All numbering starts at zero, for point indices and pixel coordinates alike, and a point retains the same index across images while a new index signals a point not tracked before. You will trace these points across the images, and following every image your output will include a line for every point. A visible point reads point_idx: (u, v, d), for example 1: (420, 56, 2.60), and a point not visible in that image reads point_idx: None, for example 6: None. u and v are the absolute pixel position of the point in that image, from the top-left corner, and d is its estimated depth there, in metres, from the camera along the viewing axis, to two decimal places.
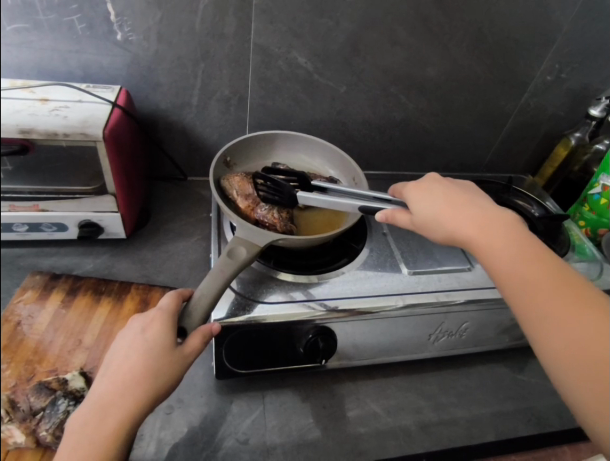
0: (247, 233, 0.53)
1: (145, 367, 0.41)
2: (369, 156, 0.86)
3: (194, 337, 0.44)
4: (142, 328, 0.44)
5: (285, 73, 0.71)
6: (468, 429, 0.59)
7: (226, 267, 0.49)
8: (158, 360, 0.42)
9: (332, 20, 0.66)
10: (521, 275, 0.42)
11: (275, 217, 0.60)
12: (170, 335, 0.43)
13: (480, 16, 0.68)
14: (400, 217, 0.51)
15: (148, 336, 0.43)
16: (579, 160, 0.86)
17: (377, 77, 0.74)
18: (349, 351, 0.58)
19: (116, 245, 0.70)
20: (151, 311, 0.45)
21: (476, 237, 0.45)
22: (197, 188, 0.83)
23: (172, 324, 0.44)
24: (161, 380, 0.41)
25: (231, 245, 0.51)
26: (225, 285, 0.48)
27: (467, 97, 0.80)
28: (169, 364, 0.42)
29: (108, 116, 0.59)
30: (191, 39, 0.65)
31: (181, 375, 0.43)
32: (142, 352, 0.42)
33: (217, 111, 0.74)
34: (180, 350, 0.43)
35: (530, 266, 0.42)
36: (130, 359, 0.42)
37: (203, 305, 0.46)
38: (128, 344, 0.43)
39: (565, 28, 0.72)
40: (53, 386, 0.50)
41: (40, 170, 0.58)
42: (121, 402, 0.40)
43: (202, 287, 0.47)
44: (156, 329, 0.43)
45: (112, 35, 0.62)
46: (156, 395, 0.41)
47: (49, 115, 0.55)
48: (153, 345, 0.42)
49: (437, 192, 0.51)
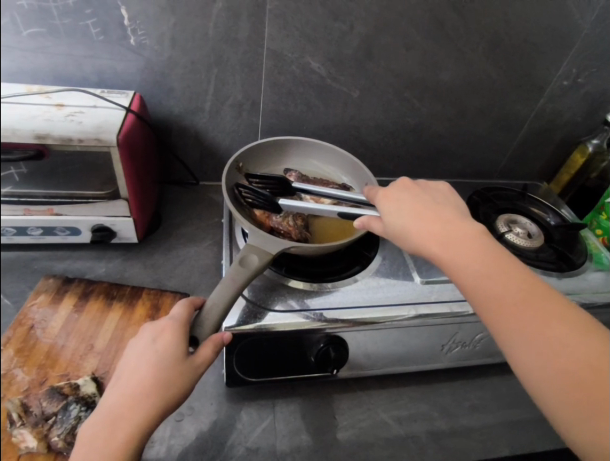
0: (259, 241, 0.53)
1: (155, 379, 0.41)
2: (381, 162, 0.85)
3: (206, 347, 0.44)
4: (153, 337, 0.43)
5: (298, 78, 0.70)
6: (481, 442, 0.58)
7: (238, 276, 0.48)
8: (168, 371, 0.41)
9: (346, 24, 0.65)
10: (497, 293, 0.41)
11: (291, 225, 0.60)
12: (181, 345, 0.43)
13: (496, 20, 0.68)
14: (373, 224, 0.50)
15: (158, 346, 0.43)
16: (598, 166, 0.84)
17: (391, 82, 0.73)
18: (360, 360, 0.58)
19: (128, 249, 0.70)
20: (162, 319, 0.45)
21: (448, 252, 0.44)
22: (208, 193, 0.83)
23: (183, 334, 0.44)
24: (171, 391, 0.41)
25: (244, 253, 0.51)
26: (237, 294, 0.47)
27: (481, 102, 0.78)
28: (180, 375, 0.42)
29: (122, 121, 0.59)
30: (204, 45, 0.65)
31: (191, 386, 0.43)
32: (152, 363, 0.42)
33: (229, 116, 0.74)
34: (191, 361, 0.43)
35: (497, 274, 0.42)
36: (140, 370, 0.42)
37: (215, 317, 0.45)
38: (138, 354, 0.42)
39: (583, 33, 0.71)
40: (65, 391, 0.50)
41: (56, 174, 0.57)
42: (130, 414, 0.40)
43: (214, 297, 0.47)
44: (167, 339, 0.43)
45: (127, 40, 0.62)
46: (166, 407, 0.41)
47: (64, 120, 0.55)
48: (163, 356, 0.42)
49: (401, 199, 0.49)
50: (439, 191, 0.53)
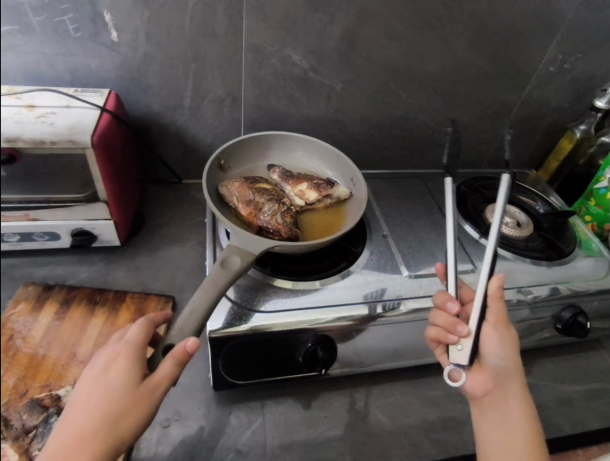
0: (242, 242, 0.51)
1: (107, 410, 0.39)
2: (368, 155, 0.84)
3: (164, 365, 0.41)
4: (105, 364, 0.42)
5: (279, 72, 0.69)
6: (474, 435, 0.57)
7: (219, 278, 0.47)
8: (120, 398, 0.40)
9: (327, 15, 0.63)
10: (500, 385, 0.48)
11: (279, 223, 0.58)
12: (135, 372, 0.41)
13: (481, 7, 0.66)
14: (489, 307, 0.48)
15: (110, 374, 0.41)
16: (585, 152, 0.83)
17: (375, 72, 0.71)
18: (350, 357, 0.57)
19: (111, 252, 0.68)
20: (117, 345, 0.43)
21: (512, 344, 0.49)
22: (192, 192, 0.81)
23: (135, 359, 0.42)
24: (125, 420, 0.39)
25: (225, 254, 0.49)
26: (218, 297, 0.46)
27: (467, 91, 0.77)
28: (135, 402, 0.40)
29: (96, 122, 0.58)
30: (181, 39, 0.63)
31: (150, 411, 0.41)
32: (104, 392, 0.40)
33: (210, 112, 0.72)
34: (146, 386, 0.41)
35: (510, 372, 0.48)
36: (92, 401, 0.40)
37: (195, 320, 0.44)
38: (91, 383, 0.41)
39: (568, 18, 0.70)
40: (46, 403, 0.49)
41: (34, 177, 0.55)
42: (81, 450, 0.38)
43: (196, 300, 0.46)
44: (119, 366, 0.41)
45: (99, 36, 0.60)
46: (123, 436, 0.39)
47: (35, 122, 0.53)
48: (116, 383, 0.40)
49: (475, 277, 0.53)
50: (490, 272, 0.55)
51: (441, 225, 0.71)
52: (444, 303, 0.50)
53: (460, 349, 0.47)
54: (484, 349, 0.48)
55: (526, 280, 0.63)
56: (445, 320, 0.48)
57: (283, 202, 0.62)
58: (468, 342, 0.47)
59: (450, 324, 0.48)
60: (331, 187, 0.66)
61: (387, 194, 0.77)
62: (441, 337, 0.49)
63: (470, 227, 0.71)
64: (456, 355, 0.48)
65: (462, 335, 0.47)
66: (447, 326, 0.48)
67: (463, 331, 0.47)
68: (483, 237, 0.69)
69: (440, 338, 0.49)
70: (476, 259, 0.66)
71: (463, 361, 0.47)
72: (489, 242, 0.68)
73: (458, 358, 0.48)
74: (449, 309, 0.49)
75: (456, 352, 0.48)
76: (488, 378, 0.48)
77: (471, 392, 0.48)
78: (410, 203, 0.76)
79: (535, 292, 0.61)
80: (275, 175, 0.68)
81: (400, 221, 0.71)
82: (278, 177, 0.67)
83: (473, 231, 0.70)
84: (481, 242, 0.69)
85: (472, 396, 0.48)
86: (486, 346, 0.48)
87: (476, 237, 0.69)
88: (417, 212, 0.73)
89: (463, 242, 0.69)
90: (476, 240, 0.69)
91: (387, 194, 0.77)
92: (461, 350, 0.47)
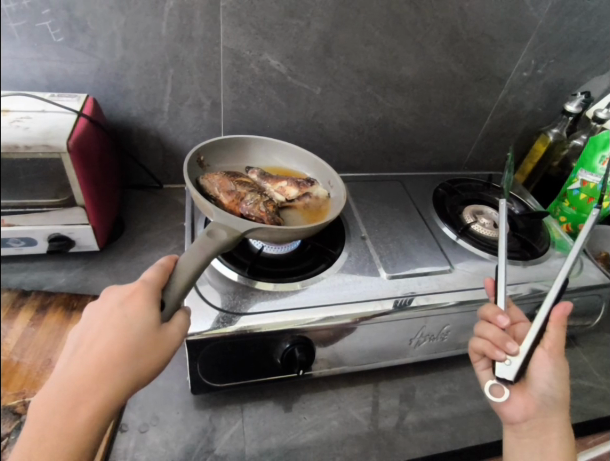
0: (226, 219, 0.52)
1: (124, 347, 0.40)
2: (348, 158, 0.84)
3: (179, 315, 0.45)
4: (121, 301, 0.42)
5: (257, 76, 0.69)
6: (452, 433, 0.58)
7: (206, 245, 0.48)
8: (141, 335, 0.41)
9: (303, 21, 0.64)
10: (543, 412, 0.49)
11: (262, 211, 0.59)
12: (152, 311, 0.42)
13: (452, 13, 0.68)
14: (547, 332, 0.51)
15: (130, 309, 0.42)
16: (558, 155, 0.85)
17: (352, 78, 0.73)
18: (329, 359, 0.57)
19: (89, 258, 0.68)
20: (133, 283, 0.44)
21: (562, 376, 0.50)
22: (172, 196, 0.81)
23: (153, 299, 0.43)
24: (143, 360, 0.40)
25: (212, 226, 0.50)
26: (206, 260, 0.47)
27: (444, 96, 0.79)
28: (156, 341, 0.42)
29: (72, 127, 0.58)
30: (158, 44, 0.63)
31: (167, 355, 0.43)
32: (121, 328, 0.40)
33: (190, 117, 0.72)
34: (164, 330, 0.43)
35: (556, 402, 0.49)
36: (107, 337, 0.40)
37: (184, 279, 0.45)
38: (104, 319, 0.41)
39: (538, 24, 0.72)
40: (19, 410, 0.45)
41: (18, 181, 0.49)
42: (97, 386, 0.38)
43: (184, 261, 0.46)
44: (137, 303, 0.42)
45: (75, 41, 0.60)
46: (140, 375, 0.40)
47: (10, 126, 0.49)
48: (133, 322, 0.41)
49: (517, 316, 0.57)
50: (511, 305, 0.59)
51: (419, 228, 0.72)
52: (496, 316, 0.53)
53: (509, 364, 0.49)
54: (534, 373, 0.50)
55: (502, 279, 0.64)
56: (496, 333, 0.51)
57: (264, 195, 0.63)
58: (517, 360, 0.49)
59: (501, 339, 0.51)
60: (309, 186, 0.67)
61: (365, 197, 0.78)
62: (488, 351, 0.51)
63: (447, 229, 0.72)
64: (502, 370, 0.49)
65: (511, 352, 0.49)
66: (496, 340, 0.51)
67: (513, 348, 0.49)
68: (460, 238, 0.71)
69: (486, 352, 0.51)
70: (453, 260, 0.67)
71: (510, 377, 0.49)
72: (466, 242, 0.70)
73: (505, 373, 0.49)
74: (499, 322, 0.52)
75: (504, 368, 0.49)
76: (529, 404, 0.49)
77: (510, 415, 0.50)
78: (389, 206, 0.77)
79: (510, 292, 0.63)
80: (253, 175, 0.68)
81: (379, 223, 0.72)
82: (257, 177, 0.68)
83: (450, 232, 0.72)
84: (458, 243, 0.70)
85: (510, 419, 0.50)
86: (537, 371, 0.50)
87: (453, 238, 0.71)
88: (395, 214, 0.75)
89: (441, 243, 0.70)
90: (453, 241, 0.70)
91: (365, 197, 0.78)
92: (510, 365, 0.49)
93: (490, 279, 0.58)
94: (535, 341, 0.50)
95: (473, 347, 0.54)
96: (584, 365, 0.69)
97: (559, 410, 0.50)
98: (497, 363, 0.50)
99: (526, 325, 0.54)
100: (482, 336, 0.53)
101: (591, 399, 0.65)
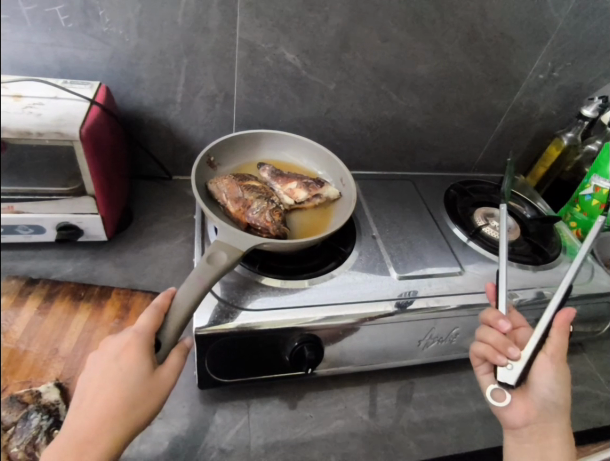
0: (231, 238, 0.51)
1: (121, 399, 0.41)
2: (359, 156, 0.84)
3: (173, 356, 0.46)
4: (116, 354, 0.43)
5: (272, 69, 0.68)
6: (458, 436, 0.58)
7: (205, 275, 0.47)
8: (136, 386, 0.42)
9: (321, 14, 0.63)
10: (543, 417, 0.49)
11: (268, 220, 0.58)
12: (147, 361, 0.43)
13: (472, 12, 0.67)
14: (550, 338, 0.50)
15: (125, 360, 0.42)
16: (572, 159, 0.84)
17: (367, 74, 0.72)
18: (336, 358, 0.56)
19: (97, 248, 0.67)
20: (126, 334, 0.44)
21: (564, 380, 0.49)
22: (181, 188, 0.81)
23: (147, 347, 0.44)
24: (139, 410, 0.41)
25: (212, 249, 0.49)
26: (204, 291, 0.46)
27: (459, 95, 0.78)
28: (151, 388, 0.43)
29: (84, 114, 0.57)
30: (173, 33, 0.62)
31: (161, 400, 0.44)
32: (117, 381, 0.41)
33: (202, 109, 0.72)
34: (157, 376, 0.43)
35: (557, 408, 0.49)
36: (106, 390, 0.41)
37: (179, 315, 0.45)
38: (101, 373, 0.42)
39: (558, 25, 0.71)
40: (25, 400, 0.45)
41: (29, 167, 0.49)
42: (98, 439, 0.39)
43: (180, 296, 0.46)
44: (132, 354, 0.43)
45: (90, 27, 0.59)
46: (137, 422, 0.41)
47: (22, 113, 0.48)
48: (128, 376, 0.42)
49: (517, 321, 0.56)
50: (511, 310, 0.58)
51: (430, 228, 0.72)
52: (496, 320, 0.53)
53: (510, 369, 0.49)
54: (535, 378, 0.49)
55: (513, 283, 0.64)
56: (497, 338, 0.51)
57: (273, 201, 0.62)
58: (519, 364, 0.49)
59: (502, 344, 0.51)
60: (320, 187, 0.66)
61: (376, 196, 0.77)
62: (490, 356, 0.51)
63: (459, 230, 0.72)
64: (504, 374, 0.49)
65: (512, 356, 0.49)
66: (498, 345, 0.51)
67: (514, 353, 0.49)
68: (471, 240, 0.70)
69: (487, 356, 0.51)
70: (463, 262, 0.66)
71: (511, 381, 0.49)
72: (477, 245, 0.69)
73: (507, 378, 0.49)
74: (500, 326, 0.52)
75: (506, 372, 0.49)
76: (530, 409, 0.49)
77: (510, 419, 0.49)
78: (400, 205, 0.76)
79: (520, 296, 0.62)
80: (264, 173, 0.68)
81: (389, 222, 0.71)
82: (267, 176, 0.67)
83: (461, 234, 0.71)
84: (469, 245, 0.69)
85: (511, 424, 0.50)
86: (539, 376, 0.49)
87: (463, 240, 0.70)
88: (407, 213, 0.74)
89: (452, 244, 0.69)
90: (463, 243, 0.70)
91: (376, 195, 0.78)
92: (512, 369, 0.49)
93: (491, 283, 0.58)
94: (536, 346, 0.50)
95: (474, 351, 0.54)
96: (591, 372, 0.69)
97: (559, 415, 0.49)
98: (499, 368, 0.50)
99: (528, 331, 0.54)
100: (483, 341, 0.53)
101: (597, 406, 0.64)
